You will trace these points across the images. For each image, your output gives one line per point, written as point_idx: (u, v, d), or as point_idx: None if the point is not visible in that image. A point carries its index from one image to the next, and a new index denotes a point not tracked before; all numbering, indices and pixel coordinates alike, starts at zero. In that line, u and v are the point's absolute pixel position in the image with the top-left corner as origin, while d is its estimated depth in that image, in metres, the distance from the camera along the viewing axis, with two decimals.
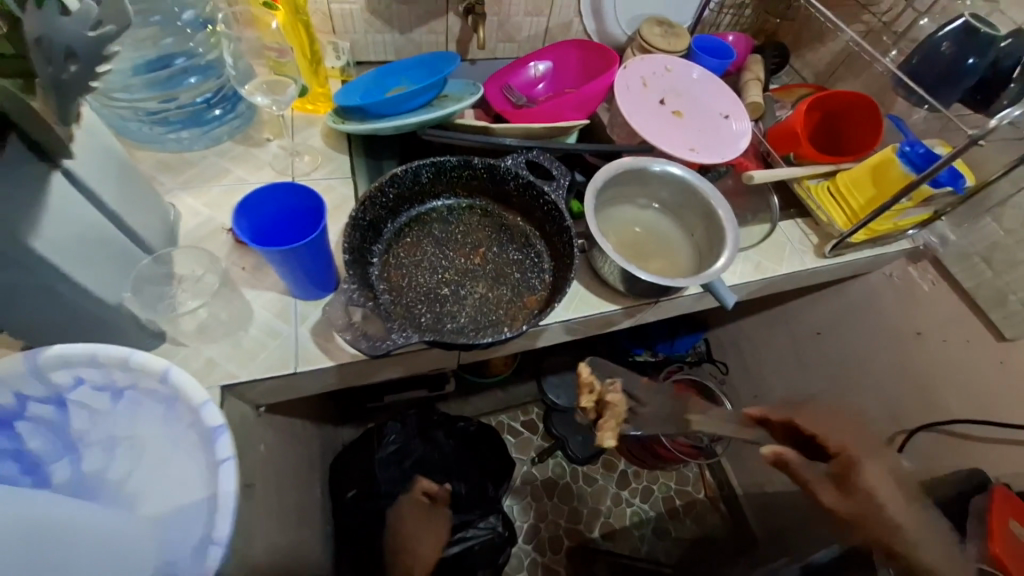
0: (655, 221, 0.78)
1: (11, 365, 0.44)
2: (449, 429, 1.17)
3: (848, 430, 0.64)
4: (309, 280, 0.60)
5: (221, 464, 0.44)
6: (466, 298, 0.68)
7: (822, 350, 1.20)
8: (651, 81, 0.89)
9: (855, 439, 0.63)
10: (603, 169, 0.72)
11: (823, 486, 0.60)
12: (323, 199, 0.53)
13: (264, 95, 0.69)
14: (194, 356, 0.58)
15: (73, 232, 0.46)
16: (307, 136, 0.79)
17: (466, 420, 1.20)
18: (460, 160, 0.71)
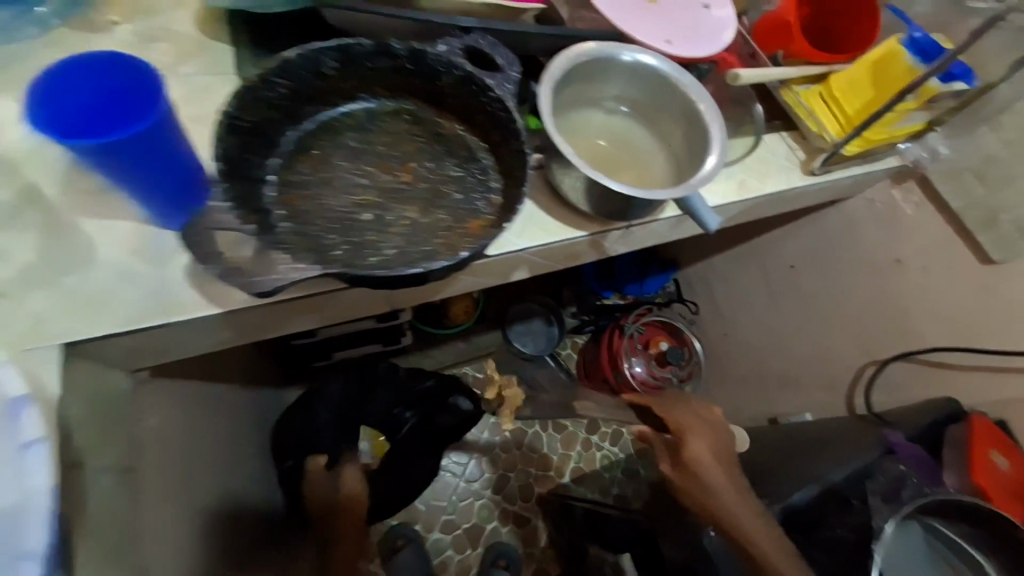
0: (627, 128, 0.64)
1: None
2: (389, 385, 1.06)
3: (688, 410, 0.74)
4: (155, 199, 0.44)
5: (31, 445, 0.35)
6: (392, 225, 0.53)
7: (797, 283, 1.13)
8: None
9: (699, 424, 0.73)
10: (560, 57, 0.56)
11: (663, 459, 0.71)
12: (148, 67, 0.39)
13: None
14: (17, 312, 0.44)
15: None
16: (173, 20, 0.58)
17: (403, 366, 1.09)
18: (375, 44, 0.54)
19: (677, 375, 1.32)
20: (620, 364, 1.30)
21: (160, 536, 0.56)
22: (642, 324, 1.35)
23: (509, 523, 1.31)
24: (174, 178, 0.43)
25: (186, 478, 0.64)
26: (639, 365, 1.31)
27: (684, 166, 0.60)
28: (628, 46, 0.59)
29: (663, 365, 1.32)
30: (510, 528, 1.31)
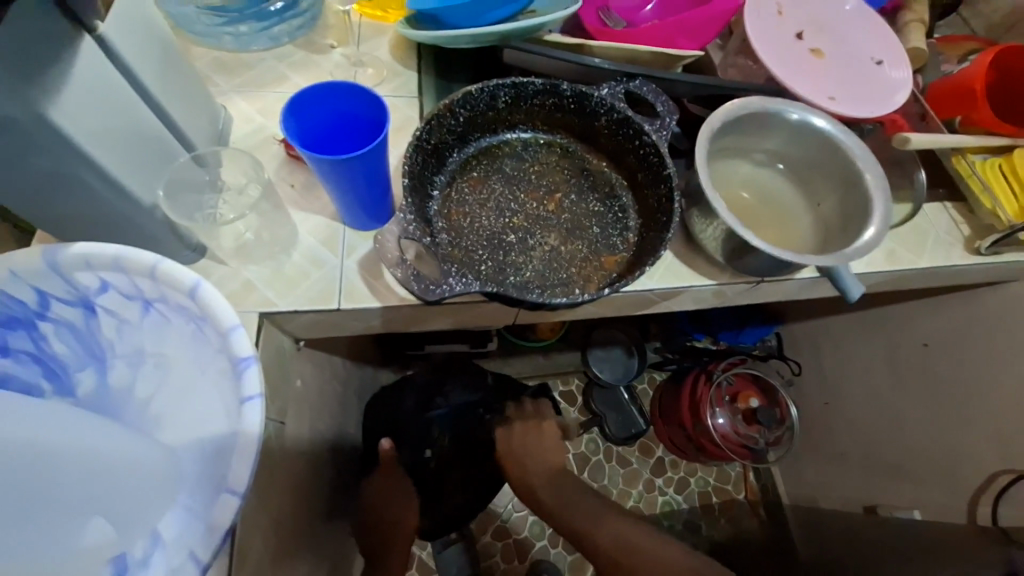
0: (775, 184, 0.64)
1: (31, 260, 0.39)
2: (467, 385, 1.06)
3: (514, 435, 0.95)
4: (358, 204, 0.51)
5: (246, 400, 0.38)
6: (534, 249, 0.58)
7: (929, 364, 1.02)
8: (790, 9, 0.72)
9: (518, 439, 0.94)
10: (723, 109, 0.57)
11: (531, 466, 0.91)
12: (385, 105, 0.44)
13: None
14: (231, 277, 0.52)
15: (95, 110, 0.39)
16: (374, 46, 0.68)
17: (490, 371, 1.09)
18: (546, 83, 0.59)
19: (764, 438, 1.25)
20: (703, 413, 1.24)
21: (289, 485, 0.64)
22: (731, 375, 1.29)
23: (559, 546, 1.25)
24: (375, 191, 0.50)
25: (311, 434, 0.72)
26: (723, 417, 1.25)
27: (832, 233, 0.58)
28: (793, 105, 0.59)
29: (750, 423, 1.24)
30: (559, 550, 1.25)
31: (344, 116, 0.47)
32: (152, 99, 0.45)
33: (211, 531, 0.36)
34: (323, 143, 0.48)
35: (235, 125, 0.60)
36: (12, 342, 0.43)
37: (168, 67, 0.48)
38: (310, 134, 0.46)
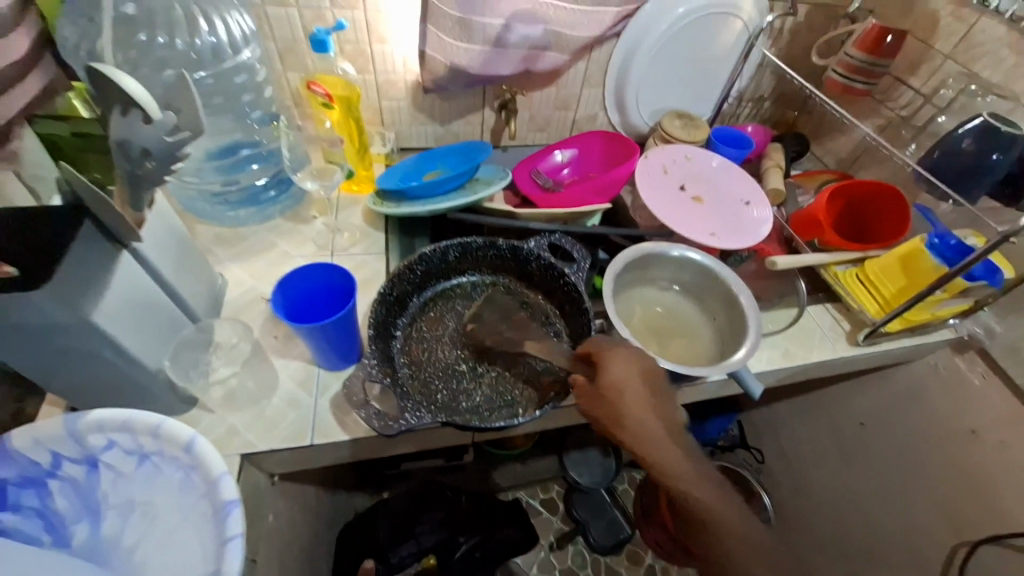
0: (677, 302, 0.78)
1: (53, 428, 0.47)
2: (444, 503, 1.09)
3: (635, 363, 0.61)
4: (332, 351, 0.62)
5: (228, 541, 0.44)
6: (483, 375, 0.68)
7: (868, 442, 1.10)
8: (672, 168, 0.94)
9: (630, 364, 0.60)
10: (625, 254, 0.73)
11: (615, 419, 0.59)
12: (354, 278, 0.57)
13: (313, 182, 0.77)
14: (218, 424, 0.60)
15: (125, 302, 0.50)
16: (349, 215, 0.85)
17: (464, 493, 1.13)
18: (486, 241, 0.75)
19: None
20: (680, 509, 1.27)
21: None
22: None
23: None
24: (347, 339, 0.61)
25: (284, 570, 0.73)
26: None
27: (726, 343, 0.71)
28: (676, 245, 0.75)
29: None
30: None
31: (321, 285, 0.59)
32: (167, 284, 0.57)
33: None
34: (301, 312, 0.59)
35: (230, 290, 0.72)
36: (21, 500, 0.48)
37: (182, 256, 0.61)
38: (292, 304, 0.58)
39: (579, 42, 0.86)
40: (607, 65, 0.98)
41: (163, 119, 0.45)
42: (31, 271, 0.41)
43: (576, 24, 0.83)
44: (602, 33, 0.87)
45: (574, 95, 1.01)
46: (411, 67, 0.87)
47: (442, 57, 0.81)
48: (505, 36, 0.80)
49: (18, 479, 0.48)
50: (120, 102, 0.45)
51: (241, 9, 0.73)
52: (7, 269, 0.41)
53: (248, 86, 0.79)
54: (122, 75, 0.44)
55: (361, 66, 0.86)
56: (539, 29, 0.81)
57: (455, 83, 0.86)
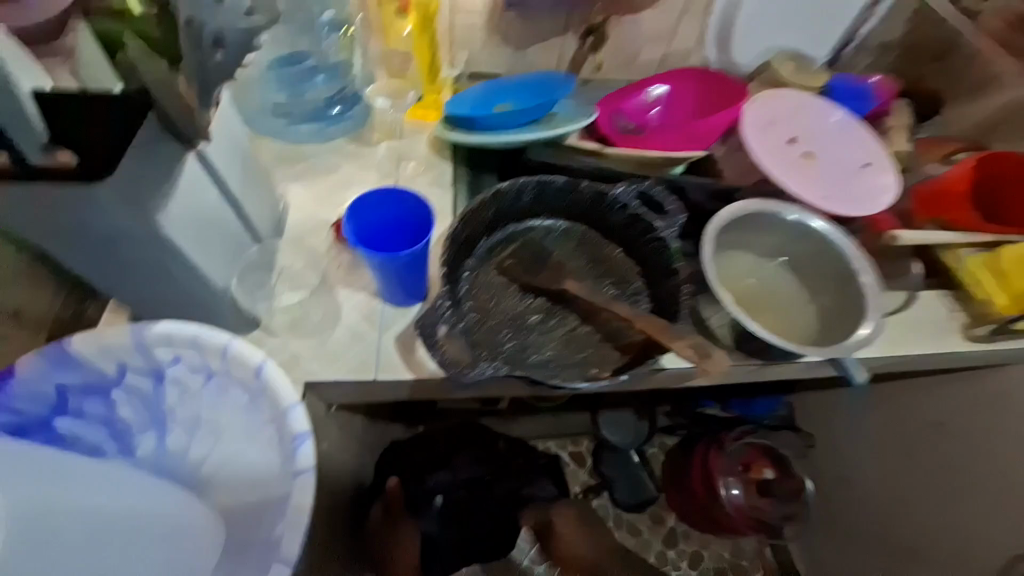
0: (776, 274, 0.69)
1: (121, 338, 0.45)
2: (480, 447, 1.07)
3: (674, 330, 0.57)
4: (400, 287, 0.58)
5: (299, 474, 0.42)
6: (553, 330, 0.63)
7: (935, 442, 1.01)
8: (780, 118, 0.82)
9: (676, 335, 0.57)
10: (725, 211, 0.64)
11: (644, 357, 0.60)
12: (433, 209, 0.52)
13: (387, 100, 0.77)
14: (281, 350, 0.58)
15: (190, 210, 0.46)
16: (415, 143, 0.78)
17: (502, 437, 1.10)
18: (567, 182, 0.67)
19: (779, 511, 1.22)
20: (716, 484, 1.22)
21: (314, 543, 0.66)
22: (743, 446, 1.26)
23: None
24: (417, 274, 0.57)
25: (333, 492, 0.75)
26: (736, 488, 1.23)
27: (830, 325, 0.63)
28: (791, 207, 0.66)
29: (764, 496, 1.24)
30: None
31: (394, 217, 0.54)
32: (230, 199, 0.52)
33: None
34: (371, 243, 0.55)
35: (292, 213, 0.68)
36: (87, 407, 0.47)
37: (248, 168, 0.57)
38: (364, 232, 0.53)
39: None
40: None
41: None
42: (91, 157, 0.37)
43: None
44: None
45: (672, 26, 0.88)
46: None
47: None
48: None
49: (80, 386, 0.46)
50: None
51: None
52: (66, 158, 0.36)
53: None
54: None
55: None
56: None
57: None
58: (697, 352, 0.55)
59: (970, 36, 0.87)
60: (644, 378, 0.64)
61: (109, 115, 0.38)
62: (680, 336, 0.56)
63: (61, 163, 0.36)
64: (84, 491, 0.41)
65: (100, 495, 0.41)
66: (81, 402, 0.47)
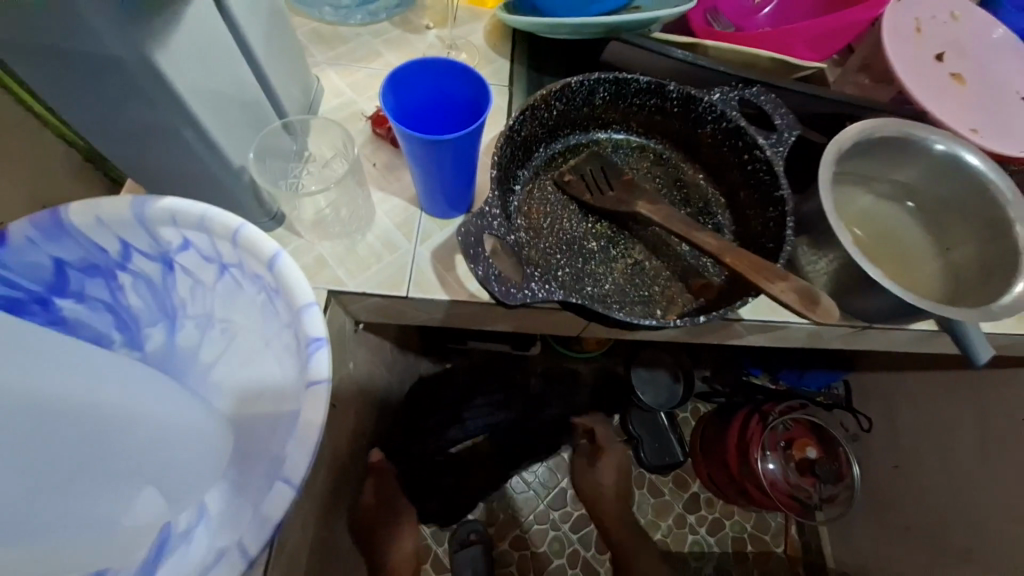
0: (899, 220, 0.56)
1: (117, 209, 0.38)
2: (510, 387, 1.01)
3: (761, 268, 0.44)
4: (442, 191, 0.49)
5: (312, 384, 0.36)
6: (616, 260, 0.53)
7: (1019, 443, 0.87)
8: (928, 28, 0.65)
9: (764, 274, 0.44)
10: (864, 125, 0.50)
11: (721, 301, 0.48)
12: (489, 86, 0.41)
13: None
14: (306, 250, 0.51)
15: (200, 58, 0.37)
16: (469, 31, 0.67)
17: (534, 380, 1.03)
18: (651, 83, 0.55)
19: (818, 492, 1.14)
20: (752, 455, 1.12)
21: (328, 462, 0.62)
22: (789, 420, 1.17)
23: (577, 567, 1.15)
24: (463, 176, 0.48)
25: (352, 415, 0.70)
26: (774, 463, 1.13)
27: (963, 288, 0.51)
28: (939, 134, 0.51)
29: (805, 475, 1.14)
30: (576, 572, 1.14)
31: (440, 96, 0.45)
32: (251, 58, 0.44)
33: (261, 519, 0.34)
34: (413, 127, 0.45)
35: (325, 99, 0.59)
36: (89, 288, 0.42)
37: (276, 30, 0.48)
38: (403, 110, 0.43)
39: None
40: None
41: None
42: None
43: None
44: None
45: None
46: None
47: None
48: None
49: (81, 264, 0.40)
50: None
51: None
52: None
53: None
54: None
55: None
56: None
57: None
58: (800, 297, 0.42)
59: None
60: (715, 326, 0.54)
61: None
62: (783, 276, 0.43)
63: None
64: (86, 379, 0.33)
65: (73, 382, 0.33)
66: (82, 282, 0.41)
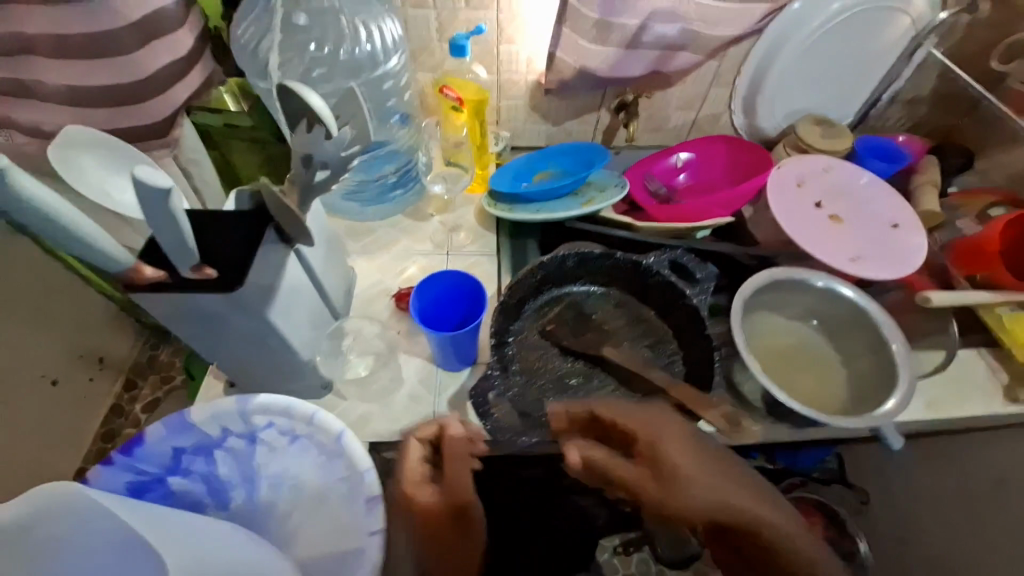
0: (811, 336, 0.72)
1: (228, 406, 0.53)
2: None
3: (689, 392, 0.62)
4: (455, 355, 0.65)
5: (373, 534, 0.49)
6: (596, 391, 0.67)
7: None
8: (807, 181, 0.86)
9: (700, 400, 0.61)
10: (758, 276, 0.69)
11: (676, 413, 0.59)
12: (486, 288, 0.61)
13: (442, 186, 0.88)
14: (351, 410, 0.65)
15: (290, 297, 0.54)
16: (464, 213, 0.87)
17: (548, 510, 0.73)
18: (603, 252, 0.74)
19: None
20: None
21: None
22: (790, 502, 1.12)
23: None
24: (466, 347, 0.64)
25: None
26: None
27: (864, 390, 0.65)
28: (817, 274, 0.69)
29: None
30: None
31: (450, 290, 0.64)
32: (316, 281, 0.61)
33: None
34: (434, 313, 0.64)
35: (357, 282, 0.76)
36: (193, 465, 0.55)
37: (331, 250, 0.67)
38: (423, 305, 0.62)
39: (718, 40, 0.80)
40: (743, 64, 0.90)
41: (341, 135, 0.48)
42: (229, 271, 0.45)
43: (718, 21, 0.77)
44: (742, 31, 0.81)
45: (699, 96, 0.95)
46: (536, 67, 0.86)
47: (573, 59, 0.78)
48: (641, 36, 0.76)
49: (191, 448, 0.54)
50: (306, 118, 0.47)
51: (391, 14, 0.76)
52: (208, 271, 0.44)
53: (393, 90, 0.82)
54: (308, 92, 0.46)
55: (488, 68, 0.86)
56: (676, 28, 0.77)
57: (581, 84, 0.83)
58: (727, 422, 0.60)
59: (1001, 96, 0.88)
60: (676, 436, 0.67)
61: (234, 228, 0.47)
62: (713, 405, 0.61)
63: (206, 276, 0.44)
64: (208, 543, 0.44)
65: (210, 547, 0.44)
66: (189, 461, 0.54)
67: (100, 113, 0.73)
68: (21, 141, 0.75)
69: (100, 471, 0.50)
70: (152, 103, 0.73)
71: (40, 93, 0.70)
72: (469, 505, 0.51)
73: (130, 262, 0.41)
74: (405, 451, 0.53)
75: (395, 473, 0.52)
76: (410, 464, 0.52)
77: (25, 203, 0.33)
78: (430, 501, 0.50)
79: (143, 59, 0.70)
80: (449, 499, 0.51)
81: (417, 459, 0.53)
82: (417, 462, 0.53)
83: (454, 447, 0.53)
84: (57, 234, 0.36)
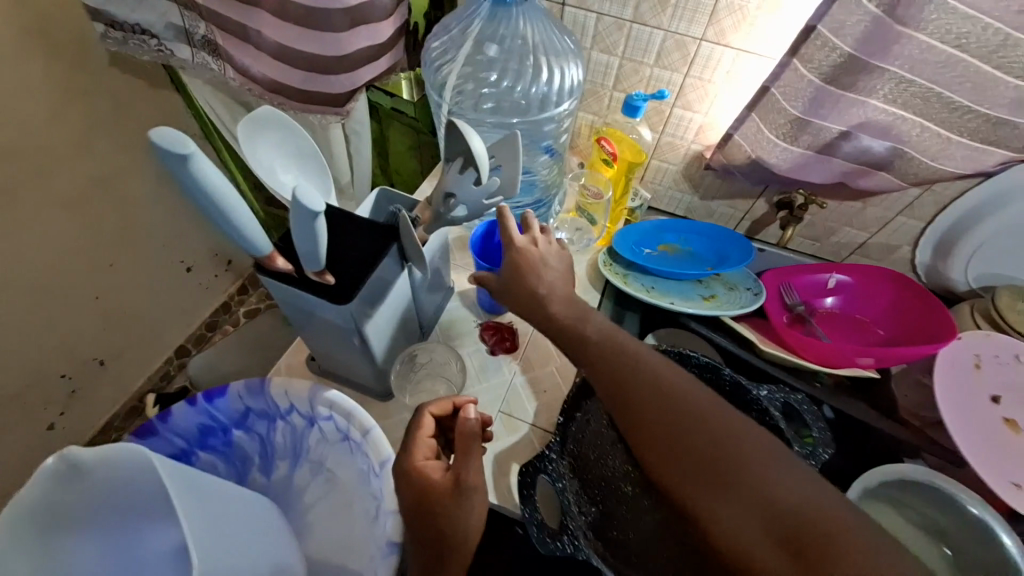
0: (933, 563, 0.61)
1: (301, 388, 0.55)
2: None
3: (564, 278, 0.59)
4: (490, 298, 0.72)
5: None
6: (643, 510, 0.62)
7: None
8: (988, 365, 0.70)
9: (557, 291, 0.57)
10: (888, 467, 0.60)
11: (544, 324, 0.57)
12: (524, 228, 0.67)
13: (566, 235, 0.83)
14: (402, 424, 0.64)
15: (389, 311, 0.55)
16: (577, 262, 0.82)
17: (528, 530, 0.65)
18: (710, 362, 0.66)
19: None
20: None
21: None
22: None
23: None
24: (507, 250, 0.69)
25: None
26: None
27: None
28: (974, 499, 0.57)
29: None
30: None
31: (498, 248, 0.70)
32: (416, 295, 0.62)
33: None
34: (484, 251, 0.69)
35: (454, 298, 0.76)
36: (256, 425, 0.58)
37: (440, 266, 0.68)
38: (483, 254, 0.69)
39: (934, 173, 0.68)
40: (952, 202, 0.75)
41: (490, 182, 0.49)
42: (344, 282, 0.46)
43: (943, 154, 0.65)
44: (970, 171, 0.67)
45: (882, 220, 0.81)
46: (706, 138, 0.79)
47: (750, 148, 0.73)
48: (839, 144, 0.68)
49: (260, 411, 0.57)
50: (461, 158, 0.49)
51: (577, 60, 0.75)
52: (329, 277, 0.46)
53: (551, 132, 0.82)
54: (473, 136, 0.47)
55: (653, 126, 0.81)
56: (885, 146, 0.66)
57: (750, 174, 0.77)
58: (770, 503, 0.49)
59: None
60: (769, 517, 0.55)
61: (364, 239, 0.48)
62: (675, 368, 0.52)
63: (324, 281, 0.45)
64: (228, 528, 0.44)
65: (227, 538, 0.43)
66: (254, 421, 0.58)
67: (295, 73, 0.76)
68: (229, 77, 0.84)
69: (182, 408, 0.54)
70: (337, 78, 0.76)
71: (257, 42, 0.75)
72: (474, 484, 0.47)
73: (267, 250, 0.43)
74: (420, 421, 0.53)
75: (403, 447, 0.51)
76: (421, 436, 0.51)
77: (198, 186, 0.35)
78: (438, 476, 0.48)
79: (346, 39, 0.72)
80: (455, 477, 0.47)
81: (430, 432, 0.52)
82: (430, 436, 0.52)
83: (463, 432, 0.47)
84: (220, 218, 0.38)
